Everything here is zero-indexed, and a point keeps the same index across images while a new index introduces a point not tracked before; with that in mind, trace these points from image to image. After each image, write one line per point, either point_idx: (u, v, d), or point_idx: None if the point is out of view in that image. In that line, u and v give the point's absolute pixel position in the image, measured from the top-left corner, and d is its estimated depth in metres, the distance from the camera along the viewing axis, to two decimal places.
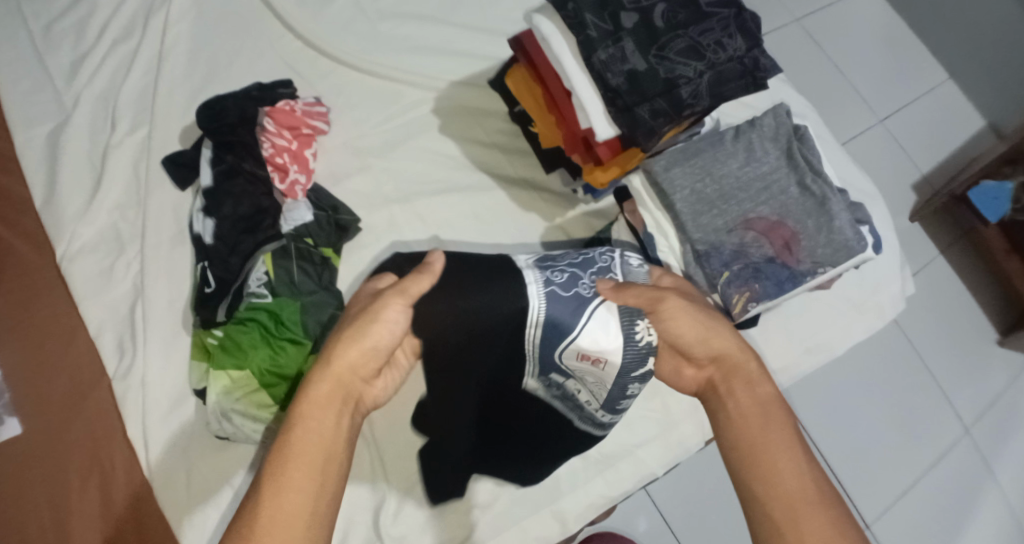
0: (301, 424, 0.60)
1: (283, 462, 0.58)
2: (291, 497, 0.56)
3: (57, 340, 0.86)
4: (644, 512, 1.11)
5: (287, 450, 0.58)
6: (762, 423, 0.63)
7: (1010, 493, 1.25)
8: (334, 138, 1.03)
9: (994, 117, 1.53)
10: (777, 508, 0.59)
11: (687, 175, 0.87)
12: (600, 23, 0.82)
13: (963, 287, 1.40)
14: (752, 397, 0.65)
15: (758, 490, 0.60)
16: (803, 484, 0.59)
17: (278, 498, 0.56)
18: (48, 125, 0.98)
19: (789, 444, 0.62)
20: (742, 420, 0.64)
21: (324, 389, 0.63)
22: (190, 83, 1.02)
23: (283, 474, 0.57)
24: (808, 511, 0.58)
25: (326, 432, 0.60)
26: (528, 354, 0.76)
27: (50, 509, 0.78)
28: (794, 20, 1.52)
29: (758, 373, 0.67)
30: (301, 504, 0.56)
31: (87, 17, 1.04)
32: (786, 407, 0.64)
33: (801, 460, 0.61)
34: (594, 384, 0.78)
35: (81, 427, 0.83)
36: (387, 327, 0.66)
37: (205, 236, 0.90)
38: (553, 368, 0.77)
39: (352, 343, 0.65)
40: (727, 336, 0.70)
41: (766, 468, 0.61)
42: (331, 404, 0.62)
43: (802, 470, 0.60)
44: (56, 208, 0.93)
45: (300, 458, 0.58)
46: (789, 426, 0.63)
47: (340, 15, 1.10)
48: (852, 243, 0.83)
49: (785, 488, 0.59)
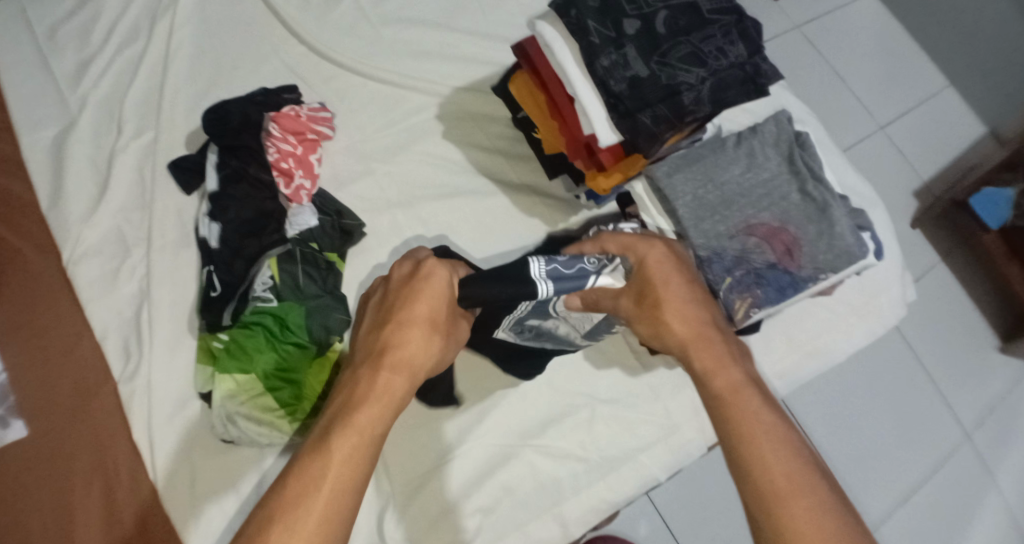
0: (350, 427, 0.61)
1: (343, 467, 0.59)
2: (342, 507, 0.57)
3: (60, 342, 0.86)
4: (645, 516, 1.11)
5: (352, 456, 0.60)
6: (728, 409, 0.63)
7: (1011, 498, 1.26)
8: (338, 143, 1.04)
9: (994, 122, 1.54)
10: (755, 495, 0.58)
11: (689, 181, 0.88)
12: (603, 29, 0.83)
13: (964, 292, 1.41)
14: (719, 376, 0.66)
15: (737, 472, 0.60)
16: (777, 464, 0.59)
17: (333, 504, 0.57)
18: (53, 130, 0.98)
19: (758, 423, 0.61)
20: (712, 403, 0.65)
21: (374, 390, 0.64)
22: (195, 88, 1.03)
23: (341, 477, 0.58)
24: (784, 492, 0.57)
25: (370, 435, 0.62)
26: (522, 309, 0.81)
27: (55, 510, 0.78)
28: (793, 26, 1.53)
29: (717, 359, 0.67)
30: (340, 503, 0.57)
31: (92, 22, 1.05)
32: (752, 388, 0.64)
33: (775, 437, 0.60)
34: (578, 320, 0.87)
35: (85, 430, 0.83)
36: (430, 333, 0.69)
37: (210, 241, 0.91)
38: (532, 315, 0.84)
39: (402, 349, 0.67)
40: (677, 322, 0.70)
41: (740, 455, 0.60)
42: (378, 405, 0.63)
43: (776, 446, 0.60)
44: (60, 212, 0.94)
45: (359, 468, 0.60)
46: (754, 407, 0.63)
47: (344, 22, 1.11)
48: (853, 248, 0.83)
49: (759, 465, 0.59)
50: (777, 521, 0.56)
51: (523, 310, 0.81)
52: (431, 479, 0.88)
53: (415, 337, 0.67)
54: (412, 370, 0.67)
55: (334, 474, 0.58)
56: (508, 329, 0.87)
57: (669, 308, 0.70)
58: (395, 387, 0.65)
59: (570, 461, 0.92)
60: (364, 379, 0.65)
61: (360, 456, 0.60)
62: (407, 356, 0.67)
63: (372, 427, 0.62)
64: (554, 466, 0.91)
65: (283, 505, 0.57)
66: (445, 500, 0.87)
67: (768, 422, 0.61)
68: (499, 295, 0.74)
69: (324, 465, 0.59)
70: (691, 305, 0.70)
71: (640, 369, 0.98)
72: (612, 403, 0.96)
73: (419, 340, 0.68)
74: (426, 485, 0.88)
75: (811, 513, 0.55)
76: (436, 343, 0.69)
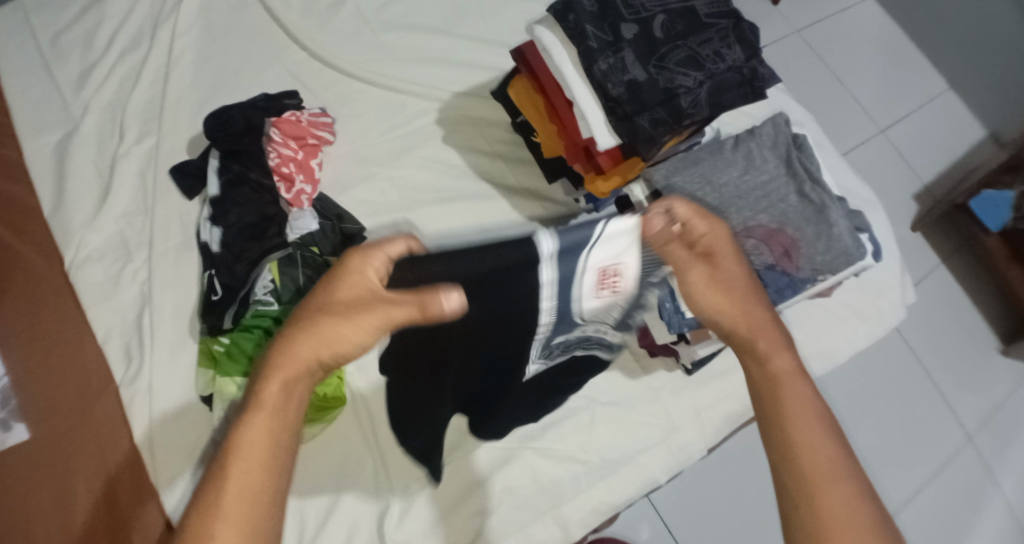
0: (257, 414, 0.53)
1: (255, 456, 0.52)
2: (250, 499, 0.51)
3: (63, 346, 0.87)
4: (647, 520, 1.11)
5: (262, 445, 0.52)
6: (778, 393, 0.62)
7: (1015, 501, 1.25)
8: (340, 148, 1.05)
9: (993, 125, 1.54)
10: (792, 480, 0.58)
11: (688, 183, 0.87)
12: (600, 33, 0.83)
13: (964, 295, 1.40)
14: (774, 366, 0.64)
15: (777, 462, 0.60)
16: (821, 453, 0.58)
17: (248, 500, 0.51)
18: (56, 135, 0.99)
19: (805, 413, 0.61)
20: (760, 394, 0.64)
21: (286, 372, 0.55)
22: (197, 94, 1.04)
23: (253, 466, 0.52)
24: (824, 479, 0.57)
25: (286, 424, 0.54)
26: (543, 330, 0.72)
27: (57, 512, 0.79)
28: (793, 30, 1.54)
29: (768, 346, 0.65)
30: (253, 497, 0.51)
31: (95, 28, 1.06)
32: (801, 379, 0.63)
33: (826, 430, 0.60)
34: (605, 312, 0.74)
35: (88, 431, 0.83)
36: (352, 308, 0.57)
37: (212, 245, 0.92)
38: (558, 331, 0.74)
39: (316, 325, 0.56)
40: (738, 308, 0.67)
41: (782, 441, 0.60)
42: (290, 391, 0.55)
43: (822, 439, 0.59)
44: (63, 217, 0.94)
45: (273, 459, 0.52)
46: (803, 396, 0.62)
47: (346, 27, 1.12)
48: (851, 249, 0.83)
49: (812, 453, 0.59)
50: (816, 506, 0.56)
51: (545, 334, 0.73)
52: (433, 479, 0.89)
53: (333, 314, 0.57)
54: (335, 351, 0.57)
55: (241, 467, 0.51)
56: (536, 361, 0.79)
57: (733, 288, 0.67)
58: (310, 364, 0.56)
59: (571, 463, 0.92)
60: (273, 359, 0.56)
61: (267, 442, 0.53)
62: (321, 333, 0.56)
63: (284, 412, 0.54)
64: (555, 468, 0.91)
65: (196, 502, 0.50)
66: (447, 502, 0.88)
67: (813, 415, 0.61)
68: (499, 259, 0.63)
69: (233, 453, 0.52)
70: (748, 296, 0.67)
71: (640, 372, 0.98)
72: (611, 405, 0.96)
73: (339, 318, 0.57)
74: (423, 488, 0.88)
75: (846, 506, 0.56)
76: (363, 319, 0.57)
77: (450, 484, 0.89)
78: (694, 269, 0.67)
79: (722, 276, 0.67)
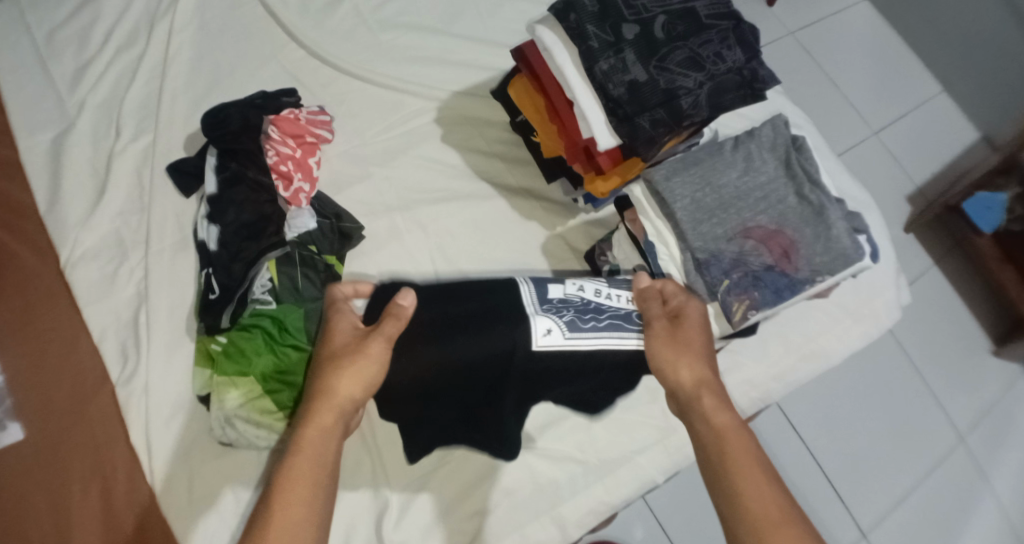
0: (298, 453, 0.63)
1: (305, 482, 0.61)
2: (299, 512, 0.59)
3: (58, 345, 0.86)
4: (642, 520, 1.12)
5: (309, 474, 0.62)
6: (721, 447, 0.64)
7: (1008, 504, 1.26)
8: (337, 146, 1.04)
9: (987, 127, 1.55)
10: (744, 527, 0.58)
11: (687, 184, 0.88)
12: (601, 33, 0.83)
13: (957, 296, 1.41)
14: (711, 421, 0.66)
15: (723, 513, 0.61)
16: (762, 499, 0.59)
17: (307, 517, 0.59)
18: (51, 132, 0.98)
19: (745, 463, 0.62)
20: (704, 446, 0.65)
21: (317, 416, 0.66)
22: (193, 92, 1.03)
23: (303, 492, 0.60)
24: (765, 523, 0.58)
25: (321, 454, 0.64)
26: (524, 281, 0.81)
27: (50, 512, 0.78)
28: (788, 33, 1.55)
29: (713, 404, 0.68)
30: (309, 518, 0.59)
31: (91, 24, 1.05)
32: (743, 432, 0.65)
33: (767, 478, 0.61)
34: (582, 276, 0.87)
35: (82, 432, 0.83)
36: (353, 347, 0.69)
37: (209, 243, 0.91)
38: (546, 283, 0.81)
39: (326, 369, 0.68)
40: (686, 368, 0.71)
41: (724, 491, 0.61)
42: (321, 429, 0.65)
43: (760, 487, 0.60)
44: (58, 215, 0.93)
45: (316, 482, 0.62)
46: (746, 447, 0.63)
47: (343, 26, 1.11)
48: (850, 251, 0.83)
49: (747, 501, 0.60)
50: None
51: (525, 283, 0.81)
52: (430, 480, 0.88)
53: (338, 359, 0.69)
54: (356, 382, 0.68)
55: (294, 492, 0.60)
56: (547, 315, 0.76)
57: (687, 351, 0.72)
58: (335, 400, 0.67)
59: (569, 463, 0.92)
60: (308, 408, 0.67)
61: (313, 471, 0.62)
62: (339, 373, 0.68)
63: (321, 447, 0.64)
64: (553, 469, 0.91)
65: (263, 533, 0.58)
66: (446, 502, 0.88)
67: (755, 465, 0.62)
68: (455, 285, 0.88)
69: (282, 480, 0.61)
70: (702, 360, 0.72)
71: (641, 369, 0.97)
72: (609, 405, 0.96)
73: (343, 359, 0.68)
74: (424, 488, 0.88)
75: None
76: (365, 350, 0.69)
77: (450, 483, 0.89)
78: (655, 327, 0.76)
79: (682, 339, 0.73)
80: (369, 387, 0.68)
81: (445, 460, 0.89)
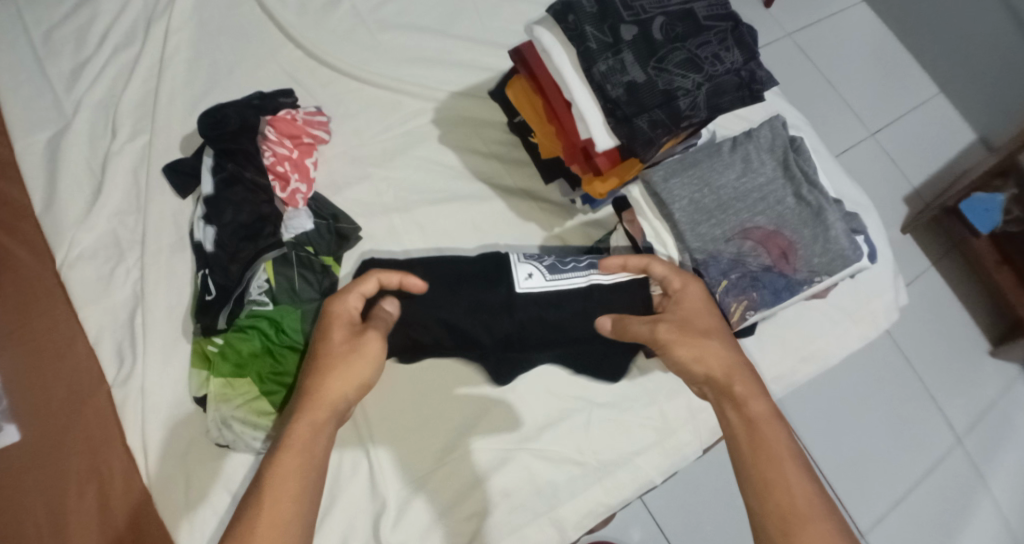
0: (286, 447, 0.63)
1: (287, 479, 0.61)
2: (285, 506, 0.60)
3: (54, 345, 0.86)
4: (641, 522, 1.11)
5: (296, 471, 0.62)
6: (755, 440, 0.64)
7: (1007, 506, 1.26)
8: (335, 147, 1.04)
9: (984, 129, 1.55)
10: (776, 521, 0.60)
11: (686, 185, 0.87)
12: (600, 35, 0.83)
13: (955, 297, 1.42)
14: (745, 410, 0.67)
15: (755, 505, 0.62)
16: (796, 493, 0.61)
17: (291, 512, 0.60)
18: (47, 133, 0.98)
19: (778, 455, 0.63)
20: (737, 439, 0.66)
21: (306, 411, 0.65)
22: (191, 92, 1.03)
23: (288, 487, 0.61)
24: (800, 518, 0.60)
25: (309, 453, 0.63)
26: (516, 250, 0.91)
27: (46, 512, 0.78)
28: (785, 34, 1.56)
29: (746, 391, 0.68)
30: (292, 515, 0.60)
31: (88, 23, 1.05)
32: (776, 424, 0.65)
33: (803, 471, 0.62)
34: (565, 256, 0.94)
35: (77, 433, 0.82)
36: (351, 346, 0.69)
37: (205, 244, 0.91)
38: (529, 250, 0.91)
39: (324, 364, 0.68)
40: (713, 356, 0.71)
41: (757, 482, 0.63)
42: (311, 427, 0.65)
43: (794, 481, 0.62)
44: (54, 215, 0.93)
45: (302, 480, 0.62)
46: (779, 439, 0.64)
47: (341, 26, 1.11)
48: (848, 251, 0.83)
49: (780, 493, 0.61)
50: None
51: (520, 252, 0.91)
52: (428, 482, 0.88)
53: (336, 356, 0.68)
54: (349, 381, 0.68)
55: (276, 487, 0.60)
56: (529, 262, 0.85)
57: (709, 341, 0.72)
58: (327, 399, 0.66)
59: (568, 464, 0.91)
60: (298, 399, 0.67)
61: (298, 470, 0.62)
62: (336, 374, 0.67)
63: (313, 444, 0.64)
64: (551, 470, 0.91)
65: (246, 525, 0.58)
66: (444, 505, 0.87)
67: (787, 459, 0.63)
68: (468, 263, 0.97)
69: (268, 472, 0.61)
70: (724, 343, 0.72)
71: (637, 371, 0.97)
72: (609, 406, 0.95)
73: (341, 358, 0.68)
74: (421, 490, 0.88)
75: None
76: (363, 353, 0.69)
77: (445, 488, 0.88)
78: (662, 327, 0.74)
79: (694, 333, 0.73)
80: (363, 387, 0.69)
81: (444, 461, 0.89)
